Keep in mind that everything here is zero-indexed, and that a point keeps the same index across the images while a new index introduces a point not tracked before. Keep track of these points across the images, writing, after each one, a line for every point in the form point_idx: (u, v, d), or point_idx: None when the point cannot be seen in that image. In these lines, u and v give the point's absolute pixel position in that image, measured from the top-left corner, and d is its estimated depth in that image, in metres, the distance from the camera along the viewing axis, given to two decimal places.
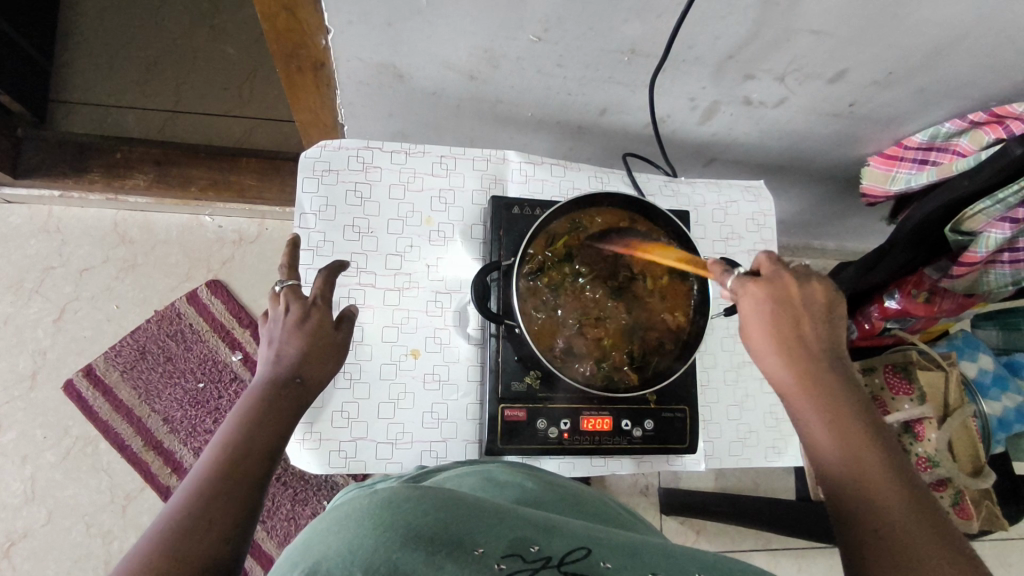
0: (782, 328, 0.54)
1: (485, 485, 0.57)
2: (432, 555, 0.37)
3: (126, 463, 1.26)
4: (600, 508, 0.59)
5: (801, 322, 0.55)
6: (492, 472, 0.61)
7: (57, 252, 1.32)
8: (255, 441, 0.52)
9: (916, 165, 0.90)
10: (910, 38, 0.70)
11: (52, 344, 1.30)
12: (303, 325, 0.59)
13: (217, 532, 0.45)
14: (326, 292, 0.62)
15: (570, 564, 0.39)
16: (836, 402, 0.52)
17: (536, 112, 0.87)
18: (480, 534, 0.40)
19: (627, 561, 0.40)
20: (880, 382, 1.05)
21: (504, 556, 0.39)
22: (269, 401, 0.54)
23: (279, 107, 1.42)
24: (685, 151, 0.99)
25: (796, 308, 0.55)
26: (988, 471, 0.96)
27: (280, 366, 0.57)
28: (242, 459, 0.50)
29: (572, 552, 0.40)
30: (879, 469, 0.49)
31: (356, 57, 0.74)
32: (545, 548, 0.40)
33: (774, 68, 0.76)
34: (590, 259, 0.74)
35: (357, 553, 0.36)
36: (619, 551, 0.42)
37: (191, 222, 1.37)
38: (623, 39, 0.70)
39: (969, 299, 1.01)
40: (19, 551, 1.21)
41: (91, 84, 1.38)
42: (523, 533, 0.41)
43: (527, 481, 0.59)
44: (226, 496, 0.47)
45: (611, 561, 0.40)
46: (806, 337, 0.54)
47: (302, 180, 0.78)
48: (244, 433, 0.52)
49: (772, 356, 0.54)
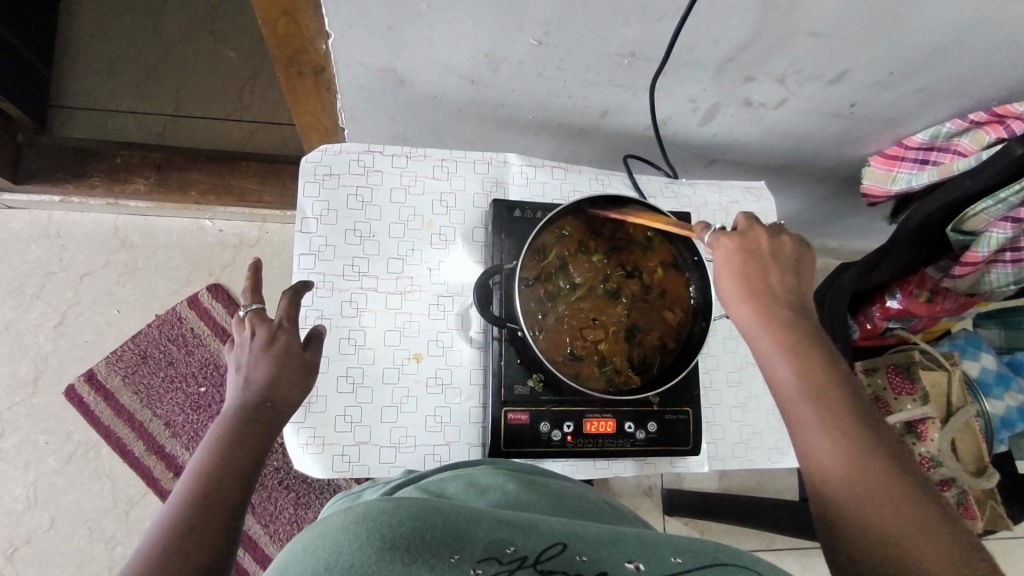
0: (752, 283, 0.55)
1: (468, 490, 0.57)
2: (410, 565, 0.37)
3: (128, 468, 1.26)
4: (587, 505, 0.60)
5: (770, 274, 0.56)
6: (475, 476, 0.61)
7: (57, 256, 1.32)
8: (229, 465, 0.52)
9: (917, 164, 0.90)
10: (911, 39, 0.70)
11: (54, 349, 1.30)
12: (270, 348, 0.60)
13: (194, 564, 0.46)
14: (292, 311, 0.63)
15: (547, 560, 0.41)
16: (800, 349, 0.53)
17: (537, 114, 0.87)
18: (457, 540, 0.41)
19: (601, 552, 0.43)
20: (882, 382, 1.05)
21: (480, 561, 0.40)
22: (241, 423, 0.55)
23: (278, 110, 1.42)
24: (686, 152, 0.99)
25: (765, 261, 0.56)
26: (993, 471, 0.96)
27: (248, 393, 0.57)
28: (217, 488, 0.50)
29: (548, 549, 0.42)
30: (840, 407, 0.51)
31: (356, 62, 0.74)
32: (522, 547, 0.42)
33: (775, 69, 0.76)
34: (584, 259, 0.75)
35: (333, 569, 0.36)
36: (594, 541, 0.44)
37: (192, 226, 1.37)
38: (623, 42, 0.70)
39: (972, 299, 1.01)
40: (23, 556, 1.21)
41: (90, 89, 1.38)
42: (500, 533, 0.43)
43: (511, 482, 0.59)
44: (203, 528, 0.48)
45: (587, 553, 0.43)
46: (773, 289, 0.55)
47: (304, 186, 0.78)
48: (217, 461, 0.52)
49: (743, 306, 0.55)
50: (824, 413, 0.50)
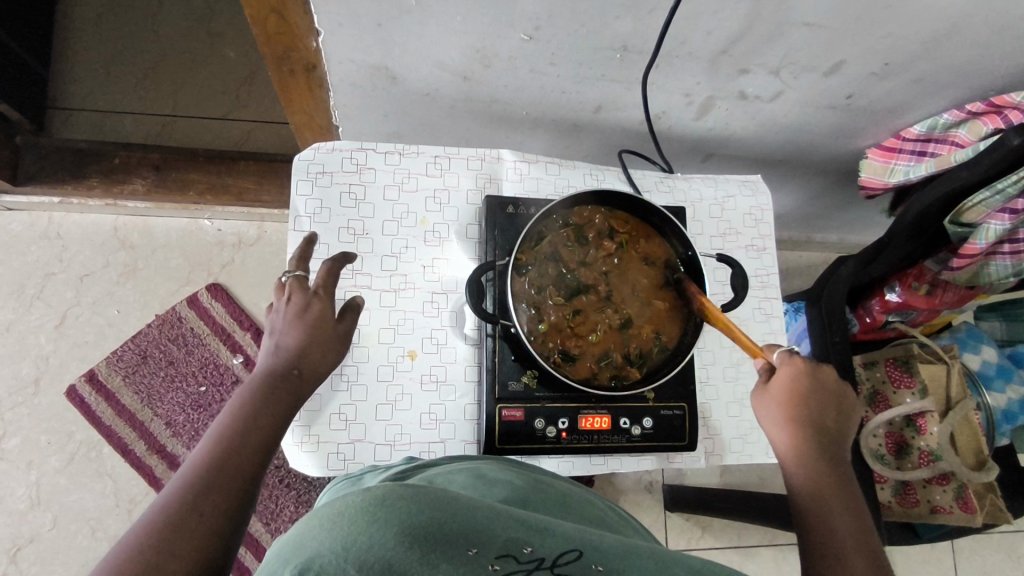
0: (792, 397, 0.61)
1: (475, 484, 0.56)
2: (428, 554, 0.37)
3: (130, 467, 1.27)
4: (593, 509, 0.61)
5: (803, 399, 0.61)
6: (482, 469, 0.61)
7: (58, 257, 1.33)
8: (251, 432, 0.52)
9: (915, 156, 0.89)
10: (906, 29, 0.69)
11: (54, 350, 1.30)
12: (303, 315, 0.60)
13: (208, 525, 0.45)
14: (329, 282, 0.63)
15: (564, 564, 0.41)
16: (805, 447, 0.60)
17: (530, 111, 0.87)
18: (476, 534, 0.40)
19: (618, 564, 0.43)
20: (881, 376, 1.03)
21: (499, 557, 0.39)
22: (267, 391, 0.55)
23: (275, 109, 1.43)
24: (682, 146, 0.98)
25: (798, 392, 0.61)
26: (992, 466, 0.91)
27: (279, 358, 0.58)
28: (240, 454, 0.50)
29: (564, 554, 0.42)
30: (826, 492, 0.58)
31: (347, 59, 0.74)
32: (538, 550, 0.41)
33: (769, 61, 0.75)
34: (578, 251, 0.75)
35: (351, 546, 0.35)
36: (609, 554, 0.44)
37: (191, 226, 1.37)
38: (614, 36, 0.70)
39: (971, 290, 1.00)
40: (26, 556, 1.22)
41: (89, 90, 1.38)
42: (517, 533, 0.42)
43: (517, 480, 0.59)
44: (221, 488, 0.47)
45: (603, 564, 0.42)
46: (813, 400, 0.61)
47: (296, 184, 0.78)
48: (242, 429, 0.52)
49: (770, 407, 0.62)
50: (830, 496, 0.57)
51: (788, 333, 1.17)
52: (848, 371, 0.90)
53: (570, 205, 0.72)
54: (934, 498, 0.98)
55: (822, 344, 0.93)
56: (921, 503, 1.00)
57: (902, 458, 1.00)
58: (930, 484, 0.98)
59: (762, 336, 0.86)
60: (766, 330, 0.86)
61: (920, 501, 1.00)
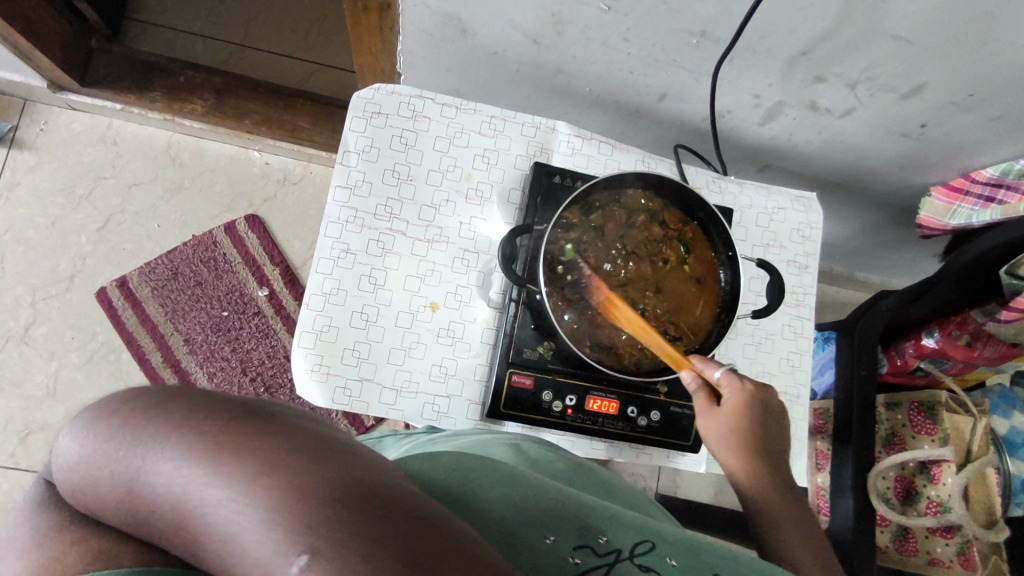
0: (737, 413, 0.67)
1: (518, 459, 0.61)
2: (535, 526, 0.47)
3: (144, 376, 1.30)
4: (637, 497, 0.64)
5: (746, 419, 0.67)
6: (522, 446, 0.64)
7: (110, 163, 1.36)
8: (151, 498, 0.34)
9: (981, 201, 0.86)
10: (1001, 58, 0.66)
11: (93, 251, 1.34)
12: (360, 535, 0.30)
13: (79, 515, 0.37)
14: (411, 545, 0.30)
15: (639, 554, 0.48)
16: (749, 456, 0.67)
17: (593, 88, 0.86)
18: (551, 521, 0.47)
19: (688, 560, 0.49)
20: (902, 419, 0.99)
21: (578, 549, 0.47)
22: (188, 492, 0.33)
23: (341, 55, 1.44)
24: (740, 152, 0.96)
25: (740, 412, 0.67)
26: (1004, 525, 0.88)
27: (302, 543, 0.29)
28: (121, 496, 0.35)
29: (638, 545, 0.49)
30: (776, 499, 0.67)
31: (421, 4, 0.74)
32: (614, 541, 0.48)
33: (848, 72, 0.72)
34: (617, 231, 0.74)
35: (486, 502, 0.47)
36: (679, 545, 0.50)
37: (242, 155, 1.40)
38: (694, 19, 0.68)
39: (1014, 350, 0.96)
40: (35, 441, 1.26)
41: (167, 7, 1.41)
42: (593, 522, 0.49)
43: (557, 461, 0.63)
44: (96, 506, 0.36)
45: (676, 558, 0.49)
46: (754, 417, 0.67)
47: (351, 119, 0.79)
48: (147, 477, 0.35)
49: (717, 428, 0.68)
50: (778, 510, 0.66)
51: (812, 361, 1.14)
52: (868, 407, 0.87)
53: (623, 183, 0.72)
54: (935, 550, 0.95)
55: (848, 377, 0.89)
56: (919, 554, 0.97)
57: (908, 505, 0.97)
58: (933, 535, 0.95)
59: (787, 354, 0.84)
60: (792, 348, 0.84)
61: (919, 552, 0.96)
